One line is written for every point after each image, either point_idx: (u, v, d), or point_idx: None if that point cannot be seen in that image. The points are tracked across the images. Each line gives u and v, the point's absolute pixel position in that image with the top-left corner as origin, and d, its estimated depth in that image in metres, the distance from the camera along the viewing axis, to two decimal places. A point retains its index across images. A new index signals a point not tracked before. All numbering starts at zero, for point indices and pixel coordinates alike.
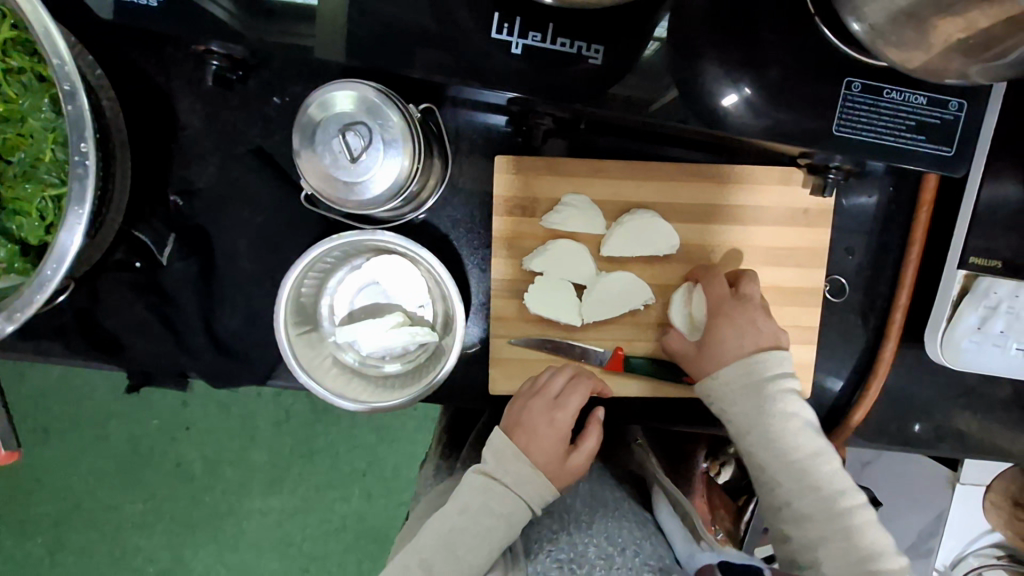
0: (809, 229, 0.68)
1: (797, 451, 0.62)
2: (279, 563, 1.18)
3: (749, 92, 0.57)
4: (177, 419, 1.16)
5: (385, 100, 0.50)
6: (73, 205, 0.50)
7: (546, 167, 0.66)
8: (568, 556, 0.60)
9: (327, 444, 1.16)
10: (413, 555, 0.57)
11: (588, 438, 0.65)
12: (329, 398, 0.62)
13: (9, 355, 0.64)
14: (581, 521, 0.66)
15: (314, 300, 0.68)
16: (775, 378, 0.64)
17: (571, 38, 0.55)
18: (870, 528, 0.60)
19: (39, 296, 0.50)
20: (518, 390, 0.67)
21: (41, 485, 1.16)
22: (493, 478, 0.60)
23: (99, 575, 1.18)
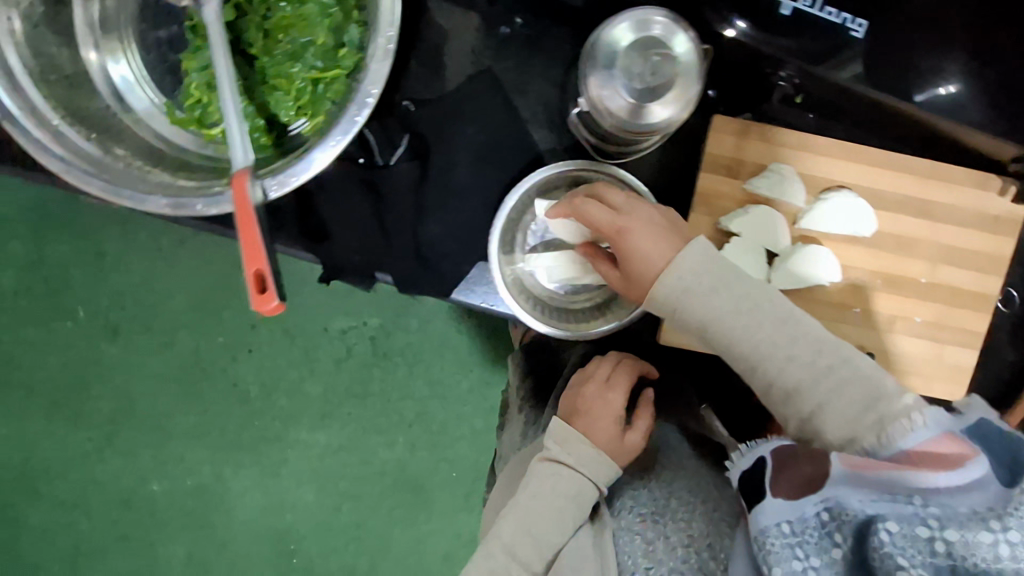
0: (994, 237, 0.70)
1: (734, 332, 0.54)
2: (315, 496, 1.20)
3: (949, 89, 0.63)
4: (241, 340, 1.15)
5: (678, 25, 0.54)
6: (368, 85, 0.52)
7: (759, 133, 0.68)
8: (649, 510, 0.68)
9: (382, 388, 1.17)
10: (496, 540, 0.66)
11: (641, 419, 0.76)
12: (526, 318, 0.67)
13: (211, 225, 0.66)
14: (662, 476, 0.72)
15: (512, 227, 0.69)
16: (694, 268, 0.56)
17: (838, 9, 0.61)
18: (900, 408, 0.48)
19: (317, 166, 0.54)
20: (572, 382, 0.79)
21: (98, 381, 1.17)
22: (559, 462, 0.70)
23: (142, 477, 1.20)
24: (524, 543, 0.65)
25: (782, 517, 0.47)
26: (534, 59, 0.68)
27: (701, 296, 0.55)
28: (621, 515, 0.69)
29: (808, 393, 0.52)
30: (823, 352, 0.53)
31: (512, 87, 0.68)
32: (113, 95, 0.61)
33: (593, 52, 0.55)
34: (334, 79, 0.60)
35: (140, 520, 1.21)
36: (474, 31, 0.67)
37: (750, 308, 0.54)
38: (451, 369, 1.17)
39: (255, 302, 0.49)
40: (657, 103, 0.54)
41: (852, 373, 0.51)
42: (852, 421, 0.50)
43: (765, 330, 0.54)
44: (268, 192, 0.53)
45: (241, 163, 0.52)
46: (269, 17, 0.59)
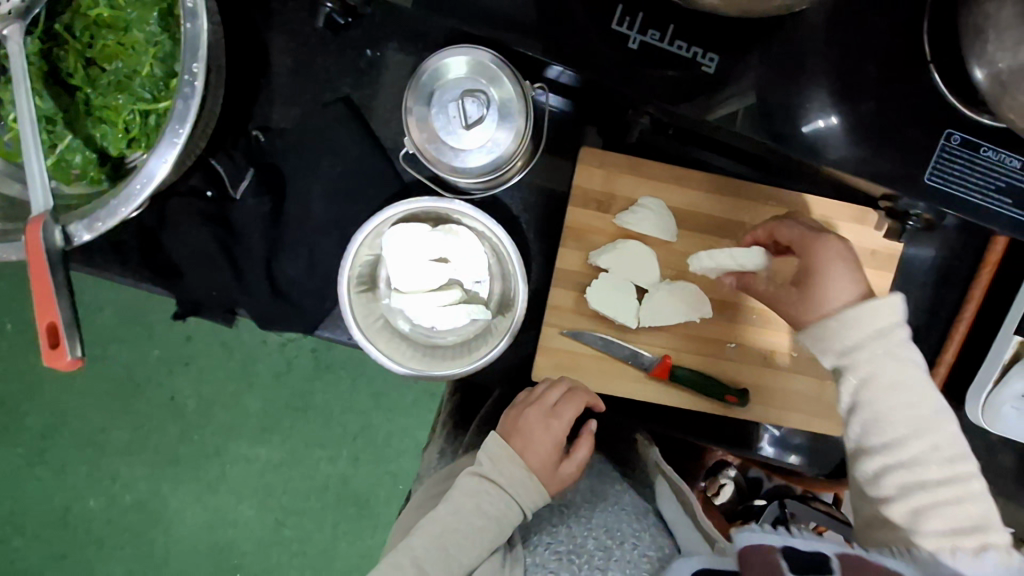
0: (873, 271, 0.69)
1: (896, 399, 0.54)
2: (257, 511, 1.16)
3: (830, 121, 0.58)
4: (177, 353, 1.12)
5: (502, 66, 0.59)
6: (174, 124, 0.49)
7: (628, 166, 0.66)
8: (567, 548, 0.57)
9: (322, 402, 1.14)
10: (406, 552, 0.58)
11: (580, 448, 0.68)
12: (380, 359, 0.62)
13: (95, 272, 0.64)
14: (581, 512, 0.64)
15: (373, 262, 0.67)
16: (873, 334, 0.54)
17: (688, 42, 0.56)
18: (976, 501, 0.52)
19: (125, 211, 0.50)
20: (518, 398, 0.69)
21: (28, 396, 1.13)
22: (486, 480, 0.63)
23: (76, 494, 1.16)
24: (433, 559, 0.57)
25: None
26: None
27: (874, 363, 0.54)
28: (534, 552, 0.59)
29: (923, 475, 0.53)
30: (964, 454, 0.54)
31: (382, 112, 0.65)
32: None
33: (417, 81, 0.60)
34: (167, 110, 0.57)
35: (76, 539, 1.17)
36: (359, 51, 0.64)
37: (920, 383, 0.54)
38: (388, 383, 1.13)
39: (47, 358, 0.47)
40: (508, 126, 0.60)
41: (976, 485, 0.53)
42: (933, 524, 0.52)
43: (921, 407, 0.54)
44: (74, 238, 0.50)
45: (39, 209, 0.49)
46: (91, 45, 0.56)
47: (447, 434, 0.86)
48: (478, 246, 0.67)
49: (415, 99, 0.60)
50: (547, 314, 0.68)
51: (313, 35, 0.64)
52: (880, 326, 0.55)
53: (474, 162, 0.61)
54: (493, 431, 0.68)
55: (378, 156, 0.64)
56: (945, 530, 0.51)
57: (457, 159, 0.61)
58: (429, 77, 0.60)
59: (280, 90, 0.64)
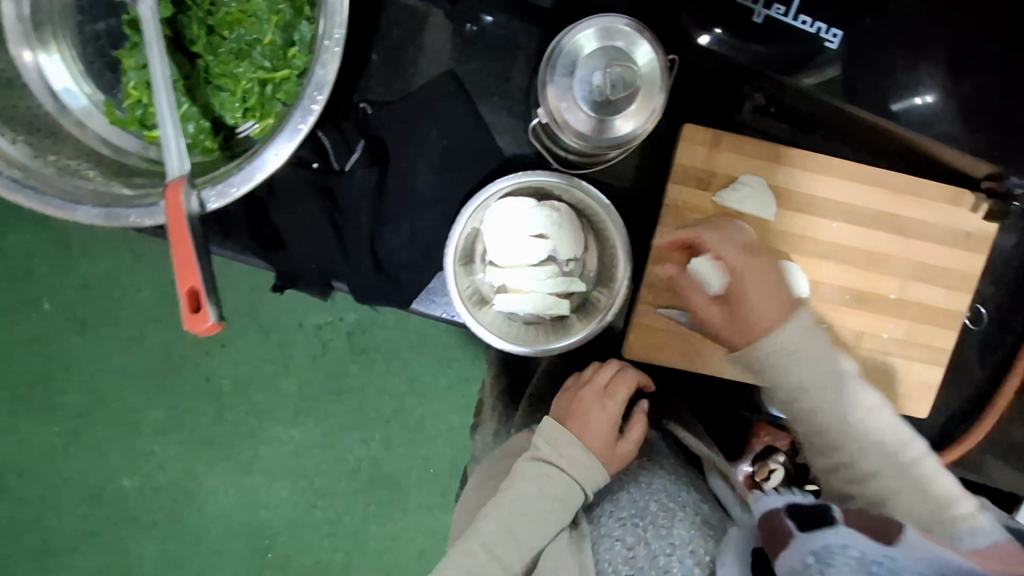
0: (966, 253, 0.69)
1: (805, 407, 0.57)
2: (290, 492, 1.17)
3: (928, 98, 0.61)
4: (214, 334, 1.12)
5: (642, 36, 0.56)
6: (313, 90, 0.49)
7: (731, 143, 0.66)
8: (630, 513, 0.60)
9: (358, 384, 1.14)
10: (476, 537, 0.61)
11: (634, 427, 0.73)
12: (485, 335, 0.62)
13: (218, 253, 0.65)
14: (641, 480, 0.66)
15: (472, 236, 0.67)
16: (775, 348, 0.58)
17: (813, 18, 0.58)
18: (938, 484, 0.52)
19: (257, 176, 0.50)
20: (568, 385, 0.77)
21: (65, 374, 1.13)
22: (548, 462, 0.66)
23: (110, 473, 1.16)
24: (504, 543, 0.60)
25: (853, 542, 0.41)
26: (517, 57, 0.65)
27: (794, 368, 0.57)
28: (601, 522, 0.61)
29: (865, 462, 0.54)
30: (907, 439, 0.55)
31: (482, 87, 0.65)
32: (50, 97, 0.58)
33: (554, 51, 0.57)
34: (285, 80, 0.57)
35: (109, 517, 1.18)
36: (460, 26, 0.64)
37: (847, 394, 0.56)
38: (427, 366, 1.14)
39: (190, 323, 0.47)
40: (623, 114, 0.58)
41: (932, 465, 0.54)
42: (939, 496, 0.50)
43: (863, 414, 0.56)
44: (207, 203, 0.50)
45: (176, 173, 0.49)
46: (213, 12, 0.56)
47: (501, 414, 0.87)
48: (576, 223, 0.67)
49: (552, 72, 0.58)
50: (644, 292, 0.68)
51: (405, 11, 0.64)
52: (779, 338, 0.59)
53: (609, 137, 0.58)
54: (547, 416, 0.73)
55: (476, 130, 0.64)
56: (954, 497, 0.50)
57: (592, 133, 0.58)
58: (566, 45, 0.57)
59: (375, 67, 0.64)
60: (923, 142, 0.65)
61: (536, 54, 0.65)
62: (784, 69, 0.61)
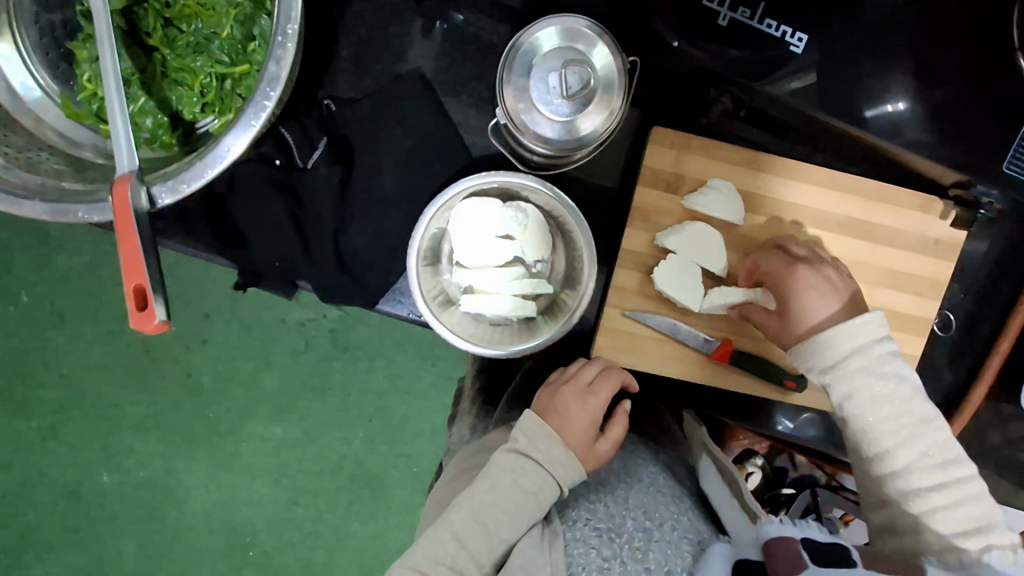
0: (936, 260, 0.69)
1: (870, 419, 0.57)
2: (271, 490, 1.16)
3: (899, 105, 0.60)
4: (193, 330, 1.11)
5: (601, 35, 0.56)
6: (266, 86, 0.48)
7: (699, 147, 0.65)
8: (606, 527, 0.58)
9: (340, 382, 1.13)
10: (447, 527, 0.59)
11: (614, 428, 0.69)
12: (449, 336, 0.61)
13: (173, 247, 0.63)
14: (618, 491, 0.64)
15: (438, 236, 0.66)
16: (849, 349, 0.58)
17: (778, 22, 0.57)
18: (963, 502, 0.54)
19: (209, 173, 0.49)
20: (552, 379, 0.71)
21: (43, 369, 1.12)
22: (526, 456, 0.63)
23: (87, 470, 1.15)
24: (475, 534, 0.59)
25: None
26: (489, 56, 0.64)
27: (859, 376, 0.57)
28: (573, 527, 0.60)
29: (918, 482, 0.55)
30: (959, 459, 0.56)
31: (454, 86, 0.64)
32: (5, 89, 0.56)
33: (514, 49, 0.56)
34: (244, 75, 0.56)
35: (87, 514, 1.16)
36: (431, 23, 0.64)
37: (896, 402, 0.57)
38: (409, 364, 1.13)
39: (135, 321, 0.46)
40: (585, 114, 0.57)
41: (979, 487, 0.55)
42: (951, 526, 0.54)
43: (907, 422, 0.56)
44: (158, 200, 0.49)
45: (125, 168, 0.48)
46: (170, 4, 0.55)
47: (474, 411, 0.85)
48: (545, 224, 0.66)
49: (513, 71, 0.57)
50: (610, 295, 0.68)
51: (381, 5, 0.63)
52: (854, 343, 0.58)
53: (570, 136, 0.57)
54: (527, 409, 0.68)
55: (446, 129, 0.63)
56: (966, 532, 0.53)
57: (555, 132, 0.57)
58: (525, 45, 0.57)
59: (345, 63, 0.63)
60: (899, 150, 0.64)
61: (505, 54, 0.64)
62: (747, 72, 0.60)
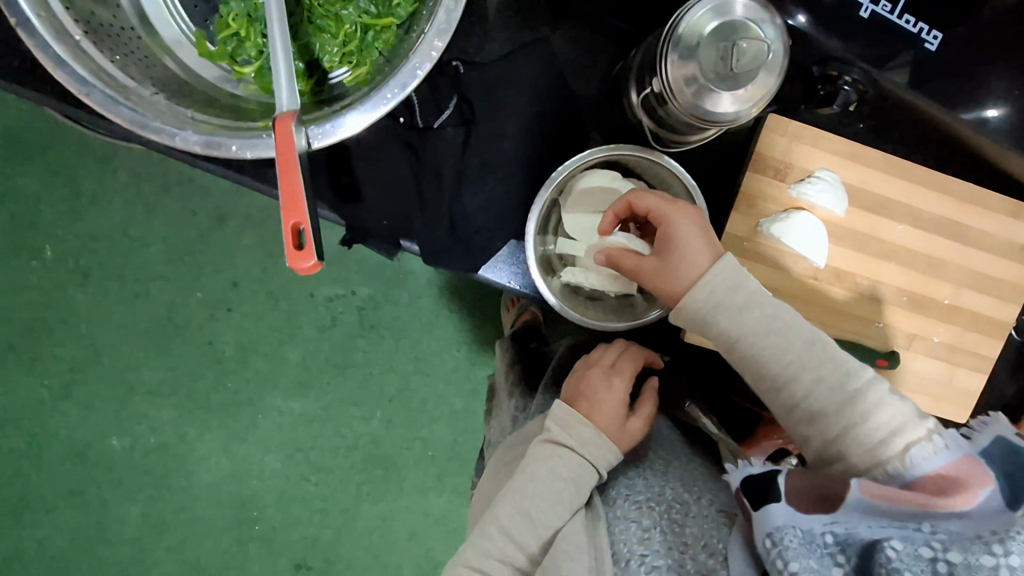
0: (1019, 266, 0.72)
1: (758, 354, 0.57)
2: (283, 464, 1.15)
3: (997, 113, 0.64)
4: (221, 297, 1.10)
5: (767, 13, 0.50)
6: (434, 36, 0.49)
7: (809, 138, 0.67)
8: (646, 497, 0.66)
9: (364, 359, 1.13)
10: (493, 521, 0.64)
11: (645, 405, 0.72)
12: (556, 304, 0.63)
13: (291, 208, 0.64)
14: (657, 466, 0.71)
15: (549, 205, 0.66)
16: (714, 292, 0.57)
17: (916, 18, 0.60)
18: (876, 412, 0.53)
19: (371, 116, 0.49)
20: (577, 364, 0.74)
21: (62, 327, 1.10)
22: (559, 444, 0.66)
23: (98, 432, 1.13)
24: (520, 525, 0.63)
25: (795, 522, 0.46)
26: (607, 34, 0.65)
27: (721, 306, 0.57)
28: (616, 504, 0.67)
29: (825, 409, 0.55)
30: (852, 371, 0.55)
31: (572, 59, 0.64)
32: (140, 20, 0.56)
33: (673, 28, 0.51)
34: (385, 28, 0.56)
35: (93, 476, 1.14)
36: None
37: (777, 327, 0.56)
38: (433, 346, 1.14)
39: (291, 258, 0.46)
40: (734, 93, 0.51)
41: (884, 390, 0.54)
42: (876, 434, 0.52)
43: (792, 348, 0.56)
44: (311, 142, 0.49)
45: (286, 107, 0.48)
46: None
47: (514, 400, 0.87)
48: None
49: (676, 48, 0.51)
50: None
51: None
52: (709, 287, 0.57)
53: (727, 119, 0.52)
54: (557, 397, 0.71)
55: (556, 104, 0.64)
56: (885, 435, 0.52)
57: (710, 115, 0.52)
58: (691, 19, 0.51)
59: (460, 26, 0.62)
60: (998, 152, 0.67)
61: (623, 34, 0.65)
62: (874, 60, 0.63)
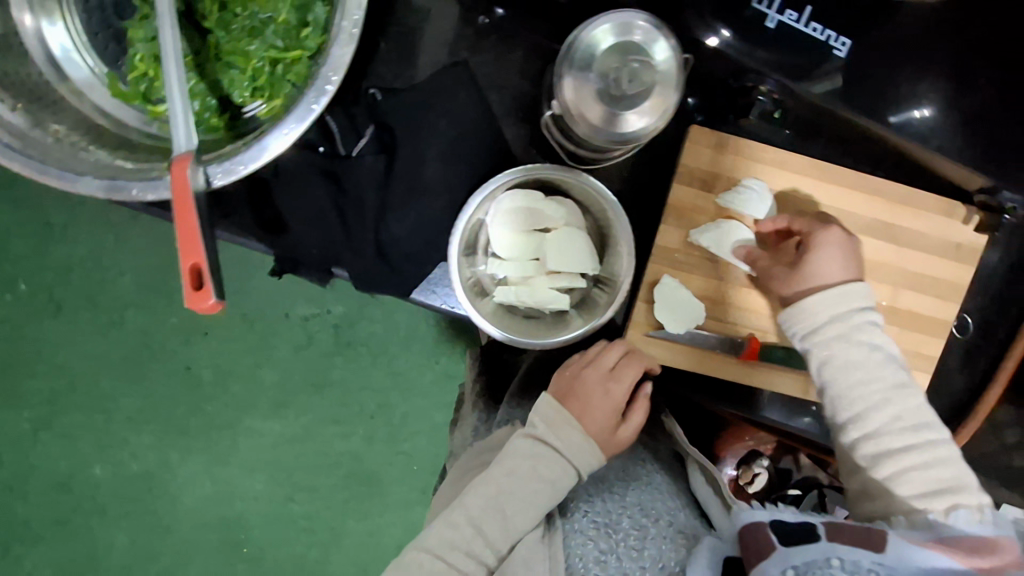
0: (956, 265, 0.71)
1: (850, 382, 0.61)
2: (266, 485, 1.15)
3: (925, 112, 0.66)
4: (196, 322, 1.09)
5: (659, 31, 0.51)
6: (328, 71, 0.49)
7: (735, 147, 0.67)
8: (603, 521, 0.62)
9: (341, 378, 1.12)
10: (462, 511, 0.61)
11: (637, 412, 0.69)
12: (487, 326, 0.62)
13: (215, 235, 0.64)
14: (616, 489, 0.68)
15: (476, 226, 0.66)
16: (830, 318, 0.62)
17: (823, 26, 0.64)
18: (934, 463, 0.59)
19: (267, 153, 0.50)
20: (572, 357, 0.70)
21: (39, 359, 1.09)
22: (541, 443, 0.64)
23: (82, 461, 1.13)
24: (490, 519, 0.61)
25: (835, 554, 0.48)
26: (529, 52, 0.65)
27: (835, 343, 0.61)
28: (573, 519, 0.64)
29: (891, 445, 0.59)
30: (928, 423, 0.60)
31: (494, 81, 0.65)
32: (51, 66, 0.56)
33: (567, 48, 0.52)
34: (296, 61, 0.56)
35: (79, 505, 1.14)
36: (473, 18, 0.64)
37: (874, 364, 0.61)
38: (410, 361, 1.12)
39: (190, 299, 0.46)
40: (634, 109, 0.51)
41: (945, 450, 0.59)
42: (926, 484, 0.58)
43: (882, 382, 0.61)
44: (212, 180, 0.49)
45: (183, 147, 0.49)
46: None
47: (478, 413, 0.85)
48: (582, 220, 0.67)
49: (572, 67, 0.52)
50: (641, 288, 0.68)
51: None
52: (834, 313, 0.62)
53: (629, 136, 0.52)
54: (546, 391, 0.68)
55: (482, 125, 0.64)
56: (937, 489, 0.58)
57: (610, 133, 0.52)
58: (585, 41, 0.52)
59: (384, 54, 0.64)
60: (920, 155, 0.68)
61: (545, 51, 0.65)
62: (798, 72, 0.66)
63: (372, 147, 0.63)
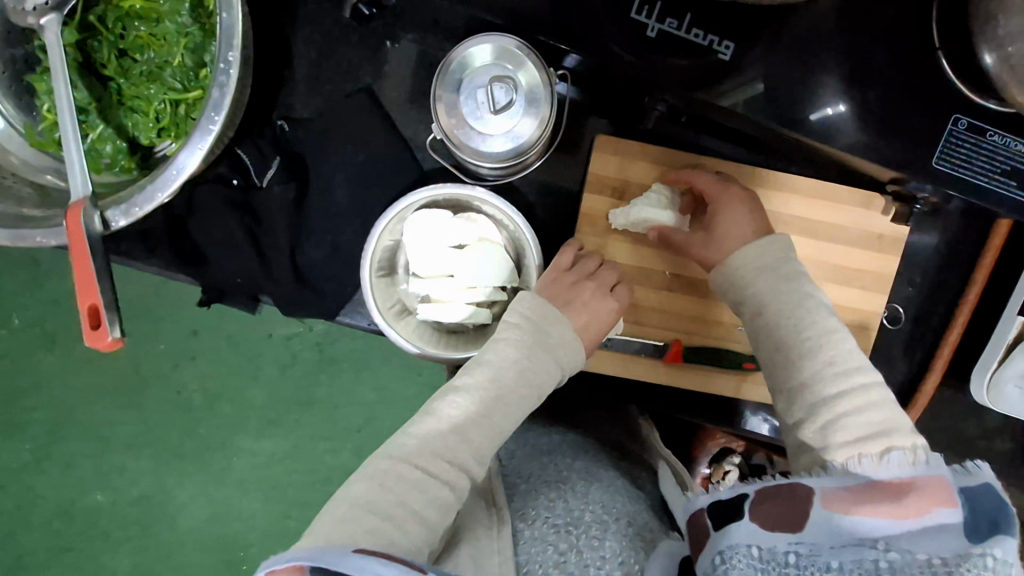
0: (879, 255, 0.71)
1: (783, 327, 0.58)
2: (262, 504, 1.12)
3: (841, 109, 0.59)
4: (183, 347, 1.09)
5: (527, 58, 0.62)
6: (210, 111, 0.51)
7: (642, 152, 0.68)
8: (564, 521, 0.55)
9: (327, 394, 1.09)
10: (444, 419, 0.57)
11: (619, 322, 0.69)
12: (403, 343, 0.62)
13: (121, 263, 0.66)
14: (577, 487, 0.60)
15: (393, 248, 0.68)
16: (757, 271, 0.62)
17: (705, 31, 0.56)
18: (867, 407, 0.53)
19: (162, 195, 0.52)
20: (558, 260, 0.67)
21: (34, 391, 1.10)
22: (528, 337, 0.62)
23: (82, 489, 1.12)
24: (476, 425, 0.57)
25: (754, 540, 0.46)
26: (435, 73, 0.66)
27: (766, 290, 0.60)
28: (530, 524, 0.56)
29: (823, 390, 0.55)
30: (864, 368, 0.55)
31: (403, 103, 0.67)
32: None
33: (445, 70, 0.62)
34: (197, 100, 0.59)
35: (83, 531, 1.13)
36: (380, 43, 0.66)
37: (806, 309, 0.58)
38: (395, 375, 1.09)
39: (89, 339, 0.48)
40: (501, 128, 0.62)
41: (881, 396, 0.54)
42: (860, 429, 0.52)
43: (814, 327, 0.57)
44: (112, 223, 0.52)
45: (79, 194, 0.52)
46: (124, 37, 0.58)
47: None
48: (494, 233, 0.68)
49: (447, 88, 0.63)
50: None
51: (332, 28, 0.66)
52: (764, 263, 0.62)
53: (497, 150, 0.63)
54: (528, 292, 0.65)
55: (394, 145, 0.66)
56: (870, 433, 0.52)
57: (480, 147, 0.63)
58: (461, 64, 0.62)
59: (300, 87, 0.66)
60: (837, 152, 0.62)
61: None
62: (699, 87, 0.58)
63: (281, 178, 0.66)
